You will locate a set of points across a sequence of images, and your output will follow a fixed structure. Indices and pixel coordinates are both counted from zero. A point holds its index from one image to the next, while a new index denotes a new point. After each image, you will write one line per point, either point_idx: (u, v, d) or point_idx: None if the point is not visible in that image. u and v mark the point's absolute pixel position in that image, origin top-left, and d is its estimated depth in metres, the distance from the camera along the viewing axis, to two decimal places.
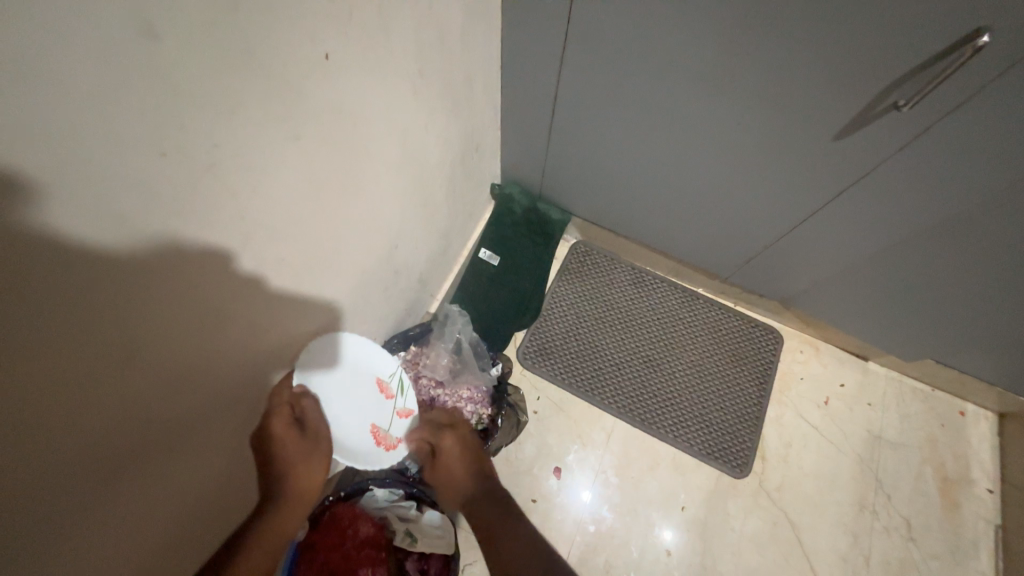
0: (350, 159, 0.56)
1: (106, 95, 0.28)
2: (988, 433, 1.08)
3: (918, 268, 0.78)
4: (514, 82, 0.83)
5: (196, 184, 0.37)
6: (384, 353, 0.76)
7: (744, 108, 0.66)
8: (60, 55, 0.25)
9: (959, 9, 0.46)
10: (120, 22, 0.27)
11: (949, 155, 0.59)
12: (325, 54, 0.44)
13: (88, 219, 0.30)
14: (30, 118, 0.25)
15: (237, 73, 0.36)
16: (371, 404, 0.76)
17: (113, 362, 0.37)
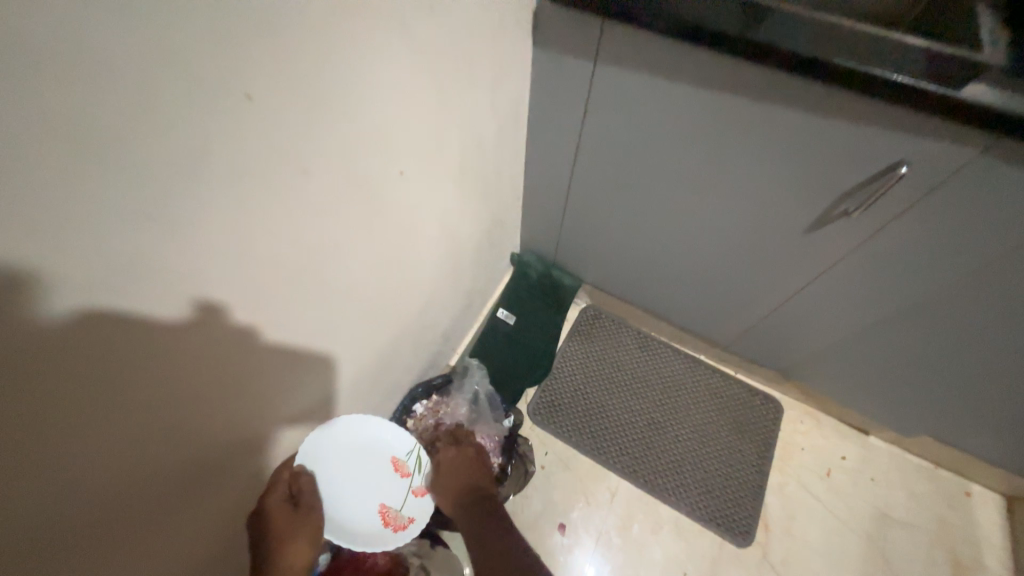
0: (400, 236, 0.70)
1: (274, 208, 0.44)
2: (996, 516, 1.07)
3: (899, 346, 0.85)
4: (535, 171, 0.98)
5: (301, 260, 0.52)
6: (400, 434, 0.83)
7: (727, 203, 0.79)
8: (260, 188, 0.42)
9: (881, 147, 0.59)
10: (291, 168, 0.44)
11: (904, 250, 0.69)
12: (396, 169, 0.60)
13: (243, 283, 0.45)
14: (235, 224, 0.41)
15: (338, 185, 0.52)
16: (384, 481, 0.82)
17: (213, 384, 0.48)
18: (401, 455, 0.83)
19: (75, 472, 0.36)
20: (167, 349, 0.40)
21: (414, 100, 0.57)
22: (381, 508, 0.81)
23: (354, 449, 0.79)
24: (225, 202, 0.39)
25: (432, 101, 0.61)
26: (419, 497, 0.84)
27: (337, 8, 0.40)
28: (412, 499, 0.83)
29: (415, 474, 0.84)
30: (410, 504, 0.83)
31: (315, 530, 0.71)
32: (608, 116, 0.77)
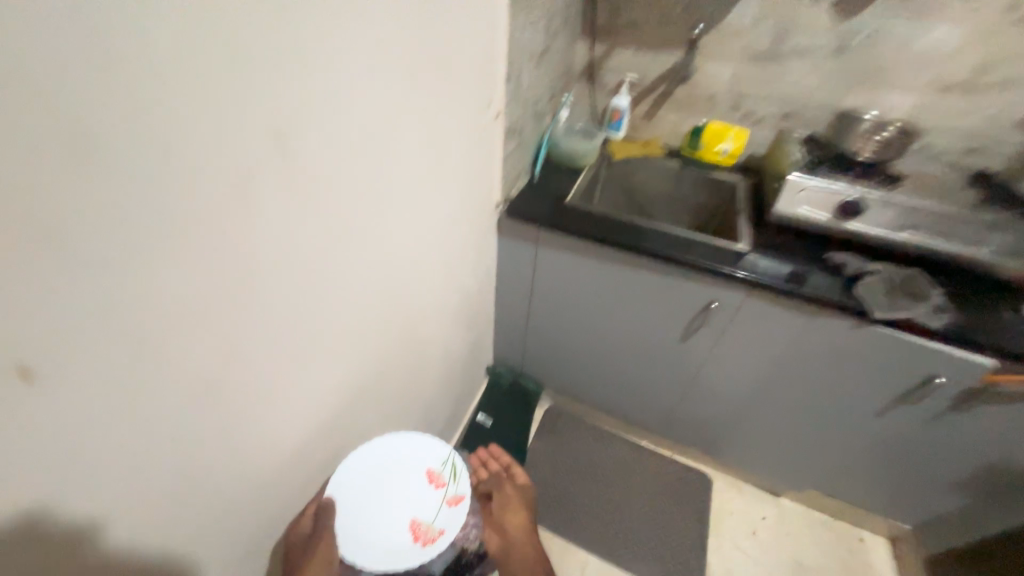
0: (427, 364, 1.03)
1: (371, 353, 0.77)
2: (886, 558, 1.33)
3: (764, 418, 1.21)
4: (503, 307, 1.37)
5: (375, 384, 0.83)
6: (427, 443, 0.87)
7: (629, 326, 1.19)
8: (367, 341, 0.75)
9: (701, 294, 1.03)
10: (384, 332, 0.78)
11: (736, 351, 1.09)
12: (432, 323, 0.96)
13: (344, 397, 0.75)
14: (351, 362, 0.73)
15: (404, 339, 0.86)
16: (414, 494, 0.85)
17: (318, 462, 0.76)
18: (433, 466, 0.86)
19: (238, 491, 0.61)
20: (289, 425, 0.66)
21: (446, 284, 0.96)
22: (413, 521, 0.82)
23: (395, 459, 0.86)
24: (349, 349, 0.71)
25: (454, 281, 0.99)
26: (453, 508, 0.83)
27: (419, 253, 0.79)
28: (445, 509, 0.83)
29: (450, 483, 0.86)
30: (443, 515, 0.83)
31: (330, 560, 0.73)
32: (546, 275, 1.20)
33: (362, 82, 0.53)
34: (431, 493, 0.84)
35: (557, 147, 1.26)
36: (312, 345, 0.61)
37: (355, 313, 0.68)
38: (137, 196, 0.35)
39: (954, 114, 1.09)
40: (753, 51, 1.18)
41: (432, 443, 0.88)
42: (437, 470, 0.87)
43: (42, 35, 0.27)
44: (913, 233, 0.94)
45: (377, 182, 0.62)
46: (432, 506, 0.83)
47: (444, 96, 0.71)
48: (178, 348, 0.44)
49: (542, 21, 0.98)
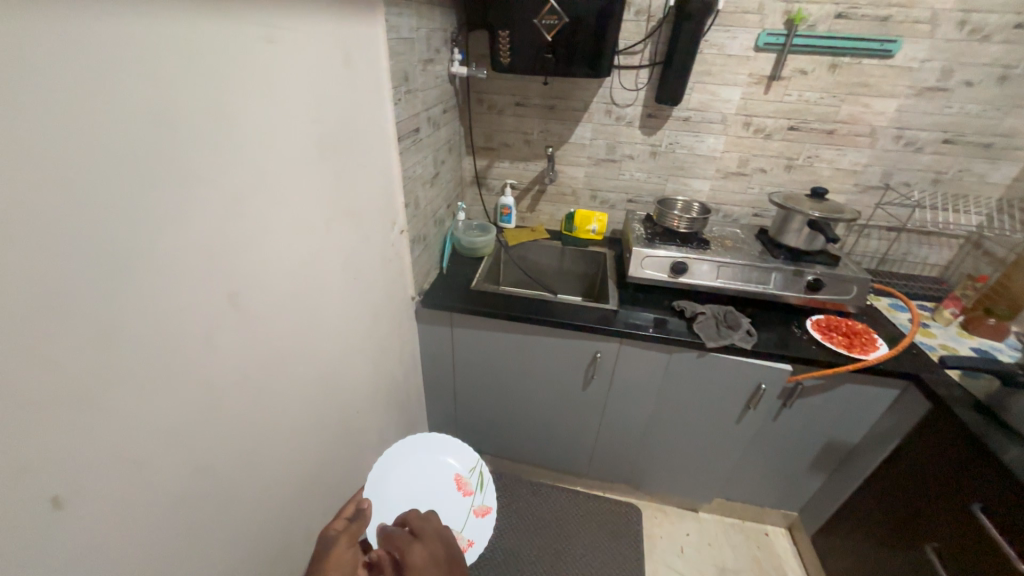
0: (367, 452, 1.11)
1: (316, 450, 0.86)
2: (788, 544, 1.56)
3: (664, 443, 1.43)
4: (432, 386, 1.50)
5: (322, 479, 0.91)
6: (463, 456, 1.18)
7: (541, 383, 1.38)
8: (313, 441, 0.84)
9: (588, 346, 1.27)
10: (325, 429, 0.88)
11: (628, 389, 1.33)
12: (366, 412, 1.07)
13: (297, 497, 0.83)
14: (301, 463, 0.82)
15: (342, 432, 0.96)
16: (449, 496, 1.14)
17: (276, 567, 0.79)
18: (465, 475, 1.17)
19: None
20: (257, 535, 0.72)
21: (374, 374, 1.09)
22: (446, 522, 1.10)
23: (439, 467, 1.17)
24: (299, 451, 0.80)
25: (381, 370, 1.13)
26: (480, 516, 1.11)
27: (347, 353, 0.93)
28: (473, 515, 1.11)
29: (477, 494, 1.14)
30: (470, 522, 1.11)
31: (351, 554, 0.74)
32: (463, 350, 1.37)
33: (296, 239, 0.70)
34: (464, 497, 1.13)
35: (459, 243, 1.51)
36: (266, 451, 0.70)
37: (300, 416, 0.79)
38: (139, 352, 0.47)
39: (734, 192, 1.54)
40: (596, 158, 1.56)
41: (467, 457, 1.19)
42: (466, 478, 1.17)
43: (86, 259, 0.40)
44: (722, 281, 1.29)
45: (312, 307, 0.77)
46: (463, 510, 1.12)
47: (359, 230, 0.91)
48: (169, 470, 0.52)
49: (431, 154, 1.25)
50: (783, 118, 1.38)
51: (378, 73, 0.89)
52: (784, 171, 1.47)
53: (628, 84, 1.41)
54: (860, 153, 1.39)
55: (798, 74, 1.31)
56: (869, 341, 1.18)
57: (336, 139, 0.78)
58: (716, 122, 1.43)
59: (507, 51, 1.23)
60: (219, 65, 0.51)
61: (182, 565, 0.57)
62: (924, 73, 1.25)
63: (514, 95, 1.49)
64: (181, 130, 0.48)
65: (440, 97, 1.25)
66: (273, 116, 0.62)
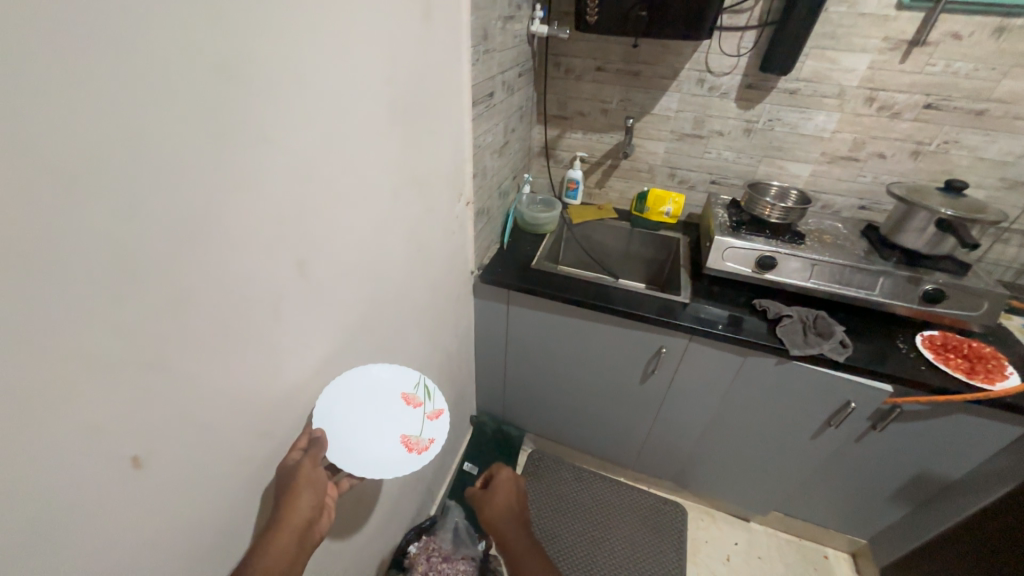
0: None
1: None
2: (849, 571, 1.44)
3: (723, 449, 1.34)
4: (484, 361, 1.49)
5: None
6: (398, 367, 0.79)
7: (596, 371, 1.33)
8: None
9: (652, 339, 1.18)
10: None
11: (690, 389, 1.24)
12: None
13: None
14: None
15: None
16: (394, 412, 0.74)
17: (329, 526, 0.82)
18: (407, 385, 0.78)
19: None
20: None
21: (430, 347, 1.08)
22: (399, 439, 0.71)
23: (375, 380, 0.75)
24: None
25: (436, 342, 1.12)
26: (436, 421, 0.75)
27: (405, 325, 0.92)
28: (429, 422, 0.75)
29: (427, 402, 0.78)
30: (429, 428, 0.74)
31: (315, 487, 0.60)
32: (518, 329, 1.34)
33: (360, 206, 0.67)
34: (411, 408, 0.75)
35: (521, 217, 1.45)
36: None
37: None
38: (209, 321, 0.46)
39: (840, 179, 1.34)
40: (679, 133, 1.41)
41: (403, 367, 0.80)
42: (409, 390, 0.78)
43: (160, 225, 0.39)
44: (815, 282, 1.14)
45: (373, 277, 0.75)
46: (415, 421, 0.74)
47: (424, 199, 0.86)
48: (236, 435, 0.53)
49: (502, 121, 1.17)
50: (919, 94, 1.16)
51: (457, 29, 0.82)
52: (908, 158, 1.25)
53: (728, 48, 1.24)
54: (1015, 141, 1.14)
55: (949, 38, 1.08)
56: (996, 369, 1.00)
57: (408, 100, 0.73)
58: (830, 96, 1.22)
59: (594, 7, 1.11)
60: (292, 10, 0.47)
61: (244, 519, 0.58)
62: None
63: (594, 59, 1.37)
64: (255, 85, 0.45)
65: (517, 59, 1.16)
66: (345, 72, 0.57)
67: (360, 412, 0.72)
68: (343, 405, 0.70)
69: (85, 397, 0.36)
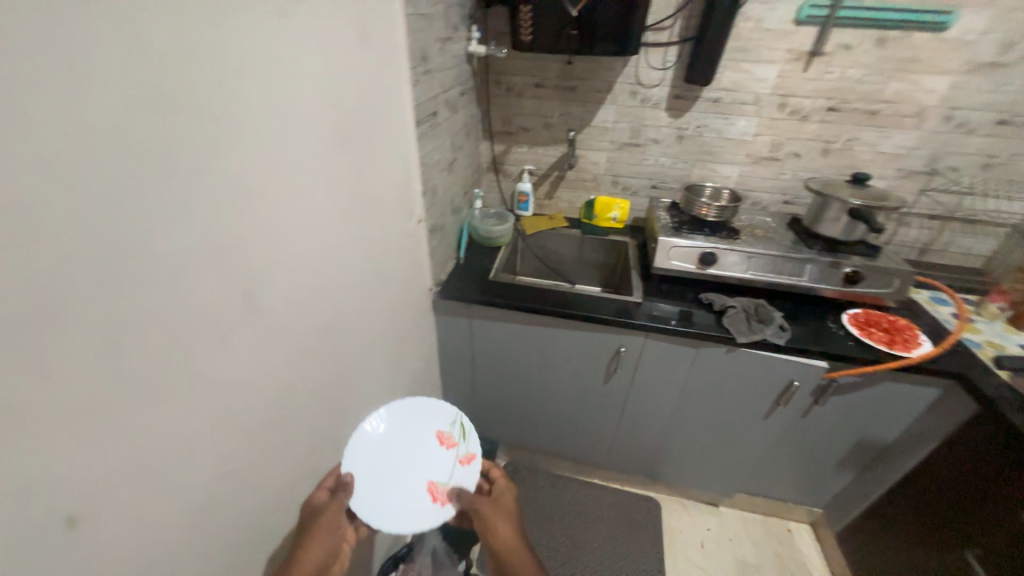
0: None
1: (332, 448, 0.84)
2: (810, 541, 1.53)
3: (686, 439, 1.39)
4: (449, 377, 1.48)
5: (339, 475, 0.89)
6: (436, 409, 0.93)
7: (561, 375, 1.35)
8: (329, 439, 0.82)
9: (611, 340, 1.23)
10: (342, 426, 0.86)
11: (651, 384, 1.29)
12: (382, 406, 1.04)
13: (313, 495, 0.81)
14: (317, 461, 0.80)
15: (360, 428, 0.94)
16: (429, 457, 0.87)
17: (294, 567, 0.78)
18: (444, 428, 0.91)
19: None
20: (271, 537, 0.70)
21: (392, 367, 1.06)
22: (429, 485, 0.83)
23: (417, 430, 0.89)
24: (315, 450, 0.78)
25: (399, 362, 1.10)
26: (466, 466, 0.87)
27: (365, 348, 0.90)
28: (460, 467, 0.86)
29: (461, 444, 0.90)
30: (457, 475, 0.85)
31: (332, 534, 0.71)
32: (481, 342, 1.34)
33: (308, 230, 0.65)
34: (445, 451, 0.87)
35: (475, 231, 1.47)
36: (282, 451, 0.68)
37: (318, 415, 0.76)
38: (150, 362, 0.43)
39: (765, 178, 1.46)
40: (619, 142, 1.49)
41: (441, 409, 0.93)
42: (445, 432, 0.91)
43: (92, 263, 0.36)
44: (752, 273, 1.23)
45: (327, 301, 0.73)
46: (447, 466, 0.86)
47: (375, 219, 0.86)
48: (184, 480, 0.50)
49: (448, 139, 1.19)
50: (822, 98, 1.29)
51: (396, 52, 0.83)
52: (820, 156, 1.39)
53: (655, 63, 1.33)
54: (904, 136, 1.30)
55: (841, 49, 1.22)
56: (911, 338, 1.12)
57: (353, 122, 0.74)
58: (748, 103, 1.34)
59: (528, 28, 1.16)
60: (221, 37, 0.46)
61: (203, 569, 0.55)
62: (981, 47, 1.15)
63: (533, 76, 1.42)
64: (192, 115, 0.44)
65: (458, 78, 1.19)
66: (283, 95, 0.56)
67: (399, 456, 0.85)
68: (386, 449, 0.85)
69: (11, 456, 0.33)
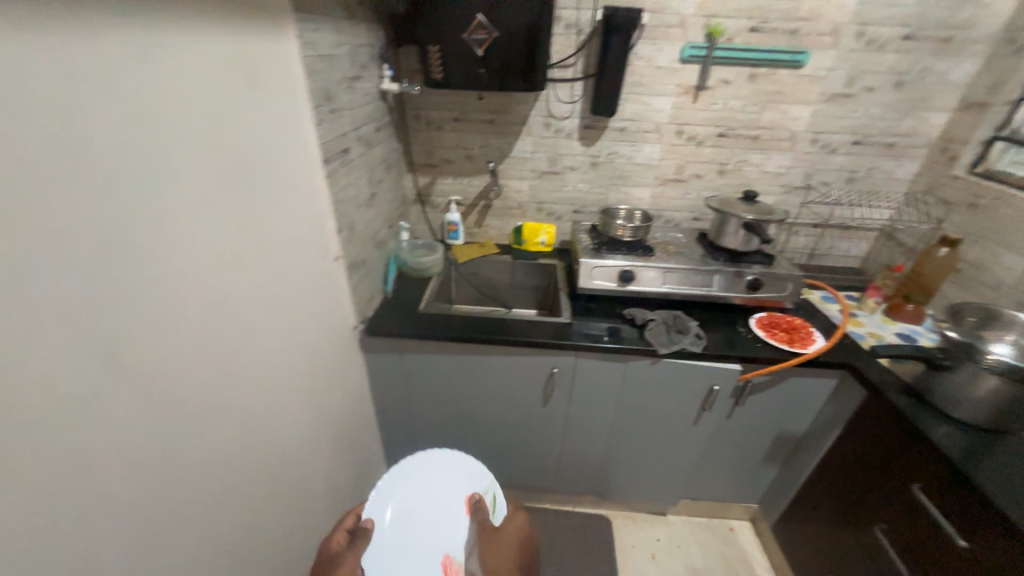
0: (309, 502, 1.01)
1: (246, 514, 0.76)
2: (751, 536, 1.60)
3: (627, 452, 1.42)
4: (385, 417, 1.41)
5: (257, 543, 0.81)
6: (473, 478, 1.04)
7: (499, 403, 1.34)
8: (239, 505, 0.74)
9: (544, 362, 1.24)
10: (254, 488, 0.79)
11: (587, 402, 1.31)
12: (304, 458, 0.97)
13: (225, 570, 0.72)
14: (226, 531, 0.72)
15: (277, 486, 0.86)
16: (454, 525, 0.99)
17: None
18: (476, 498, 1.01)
19: None
20: None
21: (314, 415, 1.00)
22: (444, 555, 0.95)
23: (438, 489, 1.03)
24: (223, 520, 0.70)
25: (323, 407, 1.03)
26: None
27: (277, 399, 0.84)
28: None
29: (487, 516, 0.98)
30: None
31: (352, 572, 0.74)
32: (415, 377, 1.30)
33: (194, 279, 0.61)
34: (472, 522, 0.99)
35: (403, 264, 1.45)
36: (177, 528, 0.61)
37: (220, 480, 0.69)
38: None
39: (673, 198, 1.58)
40: (538, 171, 1.56)
41: (479, 478, 1.04)
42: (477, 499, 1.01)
43: None
44: (668, 286, 1.31)
45: (223, 351, 0.68)
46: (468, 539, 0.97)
47: (280, 260, 0.82)
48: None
49: (365, 175, 1.18)
50: (712, 126, 1.44)
51: (293, 92, 0.82)
52: (717, 176, 1.53)
53: (563, 97, 1.42)
54: (783, 157, 1.47)
55: (722, 84, 1.37)
56: (807, 335, 1.24)
57: (245, 165, 0.71)
58: (650, 131, 1.46)
59: (438, 66, 1.20)
60: (67, 86, 0.43)
61: None
62: (832, 81, 1.35)
63: (450, 111, 1.46)
64: (30, 170, 0.40)
65: (371, 115, 1.20)
66: (156, 142, 0.53)
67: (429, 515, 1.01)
68: (419, 504, 1.03)
69: None
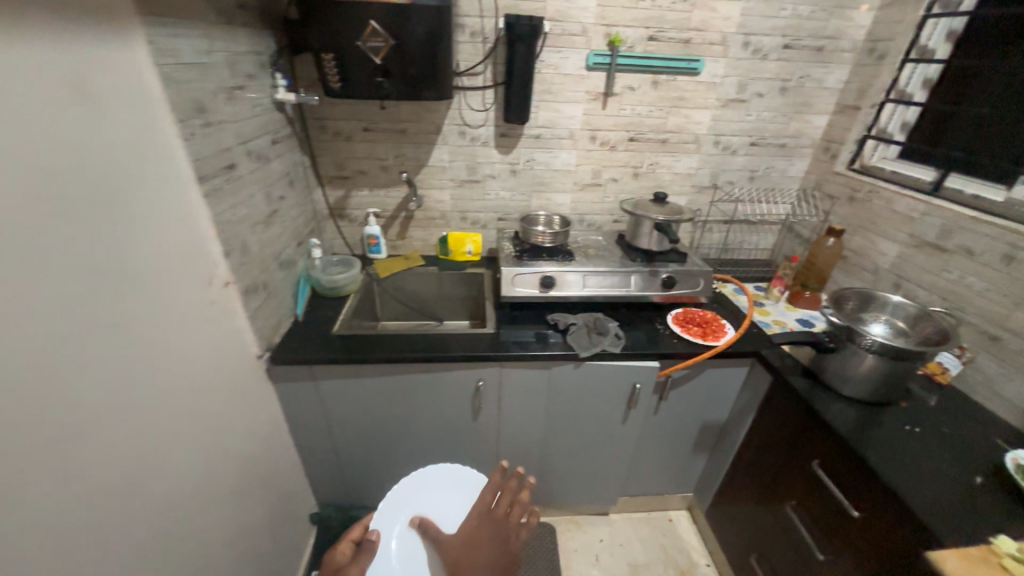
0: (214, 555, 0.91)
1: None
2: (689, 525, 1.65)
3: (563, 458, 1.42)
4: (307, 449, 1.32)
5: None
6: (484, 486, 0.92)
7: (427, 421, 1.29)
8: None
9: (469, 376, 1.21)
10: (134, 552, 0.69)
11: (517, 412, 1.29)
12: (202, 509, 0.87)
13: None
14: None
15: (167, 546, 0.77)
16: None
17: None
18: None
19: None
20: None
21: (211, 458, 0.90)
22: None
23: (444, 501, 0.91)
24: None
25: (223, 449, 0.94)
26: None
27: (157, 448, 0.75)
28: None
29: None
30: None
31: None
32: (334, 403, 1.23)
33: (18, 327, 0.52)
34: None
35: (317, 283, 1.36)
36: None
37: (81, 553, 0.60)
38: None
39: (594, 202, 1.62)
40: (458, 179, 1.53)
41: None
42: None
43: None
44: (589, 290, 1.32)
45: (72, 405, 0.59)
46: None
47: (145, 293, 0.73)
48: None
49: (259, 191, 1.09)
50: (622, 131, 1.48)
51: (150, 105, 0.74)
52: (632, 179, 1.58)
53: (475, 105, 1.40)
54: (690, 159, 1.55)
55: (628, 90, 1.42)
56: (719, 327, 1.30)
57: (88, 189, 0.62)
58: (564, 138, 1.48)
59: (336, 75, 1.14)
60: None
61: None
62: (725, 87, 1.43)
63: (359, 120, 1.40)
64: None
65: (264, 127, 1.12)
66: None
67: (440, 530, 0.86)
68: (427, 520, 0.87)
69: None
